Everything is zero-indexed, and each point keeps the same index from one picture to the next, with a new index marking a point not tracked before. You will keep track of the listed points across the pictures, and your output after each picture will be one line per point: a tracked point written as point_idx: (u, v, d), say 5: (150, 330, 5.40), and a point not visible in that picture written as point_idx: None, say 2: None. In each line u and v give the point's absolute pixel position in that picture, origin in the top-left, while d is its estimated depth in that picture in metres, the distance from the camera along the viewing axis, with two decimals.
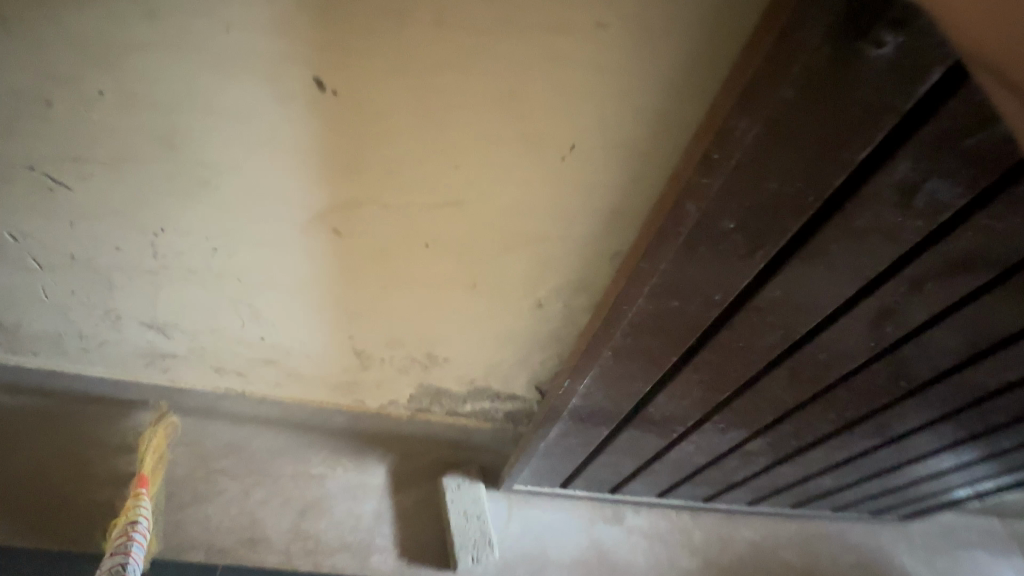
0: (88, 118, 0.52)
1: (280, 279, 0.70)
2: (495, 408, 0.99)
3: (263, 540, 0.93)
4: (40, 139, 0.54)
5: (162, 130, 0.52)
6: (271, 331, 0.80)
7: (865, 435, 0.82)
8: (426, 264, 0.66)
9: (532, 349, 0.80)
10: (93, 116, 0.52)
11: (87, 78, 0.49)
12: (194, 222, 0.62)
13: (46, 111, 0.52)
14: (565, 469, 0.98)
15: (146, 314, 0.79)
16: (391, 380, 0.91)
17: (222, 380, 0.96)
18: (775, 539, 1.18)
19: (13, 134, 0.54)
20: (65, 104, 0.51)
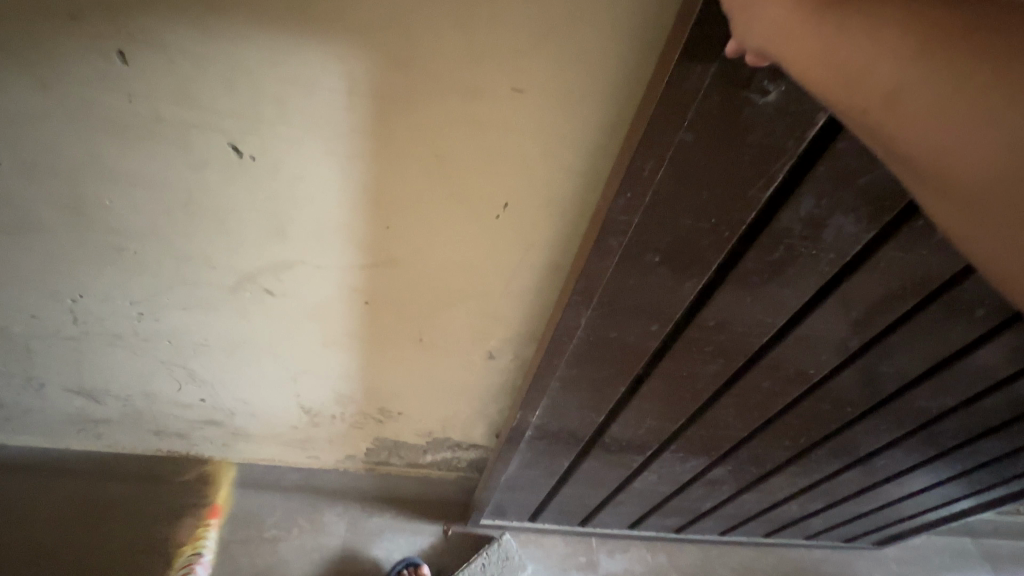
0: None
1: (216, 342, 0.66)
2: (457, 458, 0.95)
3: None
4: None
5: (68, 199, 0.49)
6: (212, 392, 0.76)
7: (824, 462, 0.81)
8: (367, 322, 0.63)
9: (487, 398, 0.77)
10: None
11: None
12: (114, 287, 0.58)
13: None
14: (531, 502, 0.96)
15: (72, 381, 0.73)
16: (344, 435, 0.87)
17: (162, 444, 0.90)
18: (752, 574, 1.15)
19: None
20: None
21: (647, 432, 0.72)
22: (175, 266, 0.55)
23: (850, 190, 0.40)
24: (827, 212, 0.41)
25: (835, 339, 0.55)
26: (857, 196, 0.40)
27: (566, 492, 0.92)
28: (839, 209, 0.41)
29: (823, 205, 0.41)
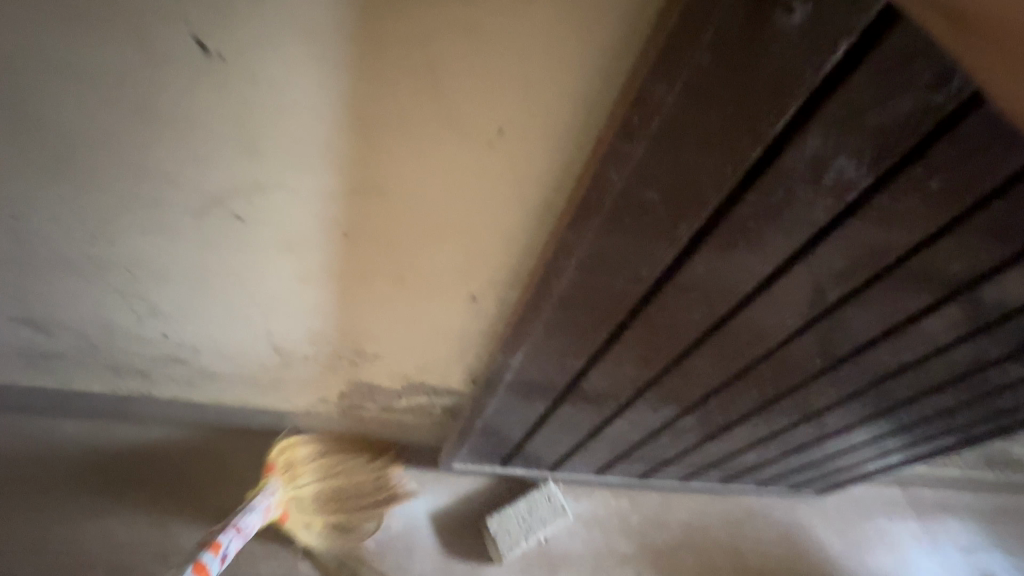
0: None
1: (180, 273, 0.61)
2: (431, 403, 0.94)
3: (177, 552, 0.88)
4: None
5: (4, 95, 0.43)
6: (176, 327, 0.72)
7: (787, 413, 0.85)
8: (343, 256, 0.60)
9: (467, 342, 0.76)
10: None
11: None
12: (63, 205, 0.52)
13: None
14: (504, 447, 0.98)
15: (19, 309, 0.68)
16: (316, 377, 0.85)
17: (121, 381, 0.85)
18: (706, 519, 1.22)
19: None
20: None
21: (624, 380, 0.73)
22: (134, 183, 0.50)
23: (866, 125, 0.39)
24: (837, 149, 0.40)
25: (815, 291, 0.55)
26: (864, 136, 0.39)
27: (538, 439, 0.93)
28: (849, 148, 0.40)
29: (834, 141, 0.40)
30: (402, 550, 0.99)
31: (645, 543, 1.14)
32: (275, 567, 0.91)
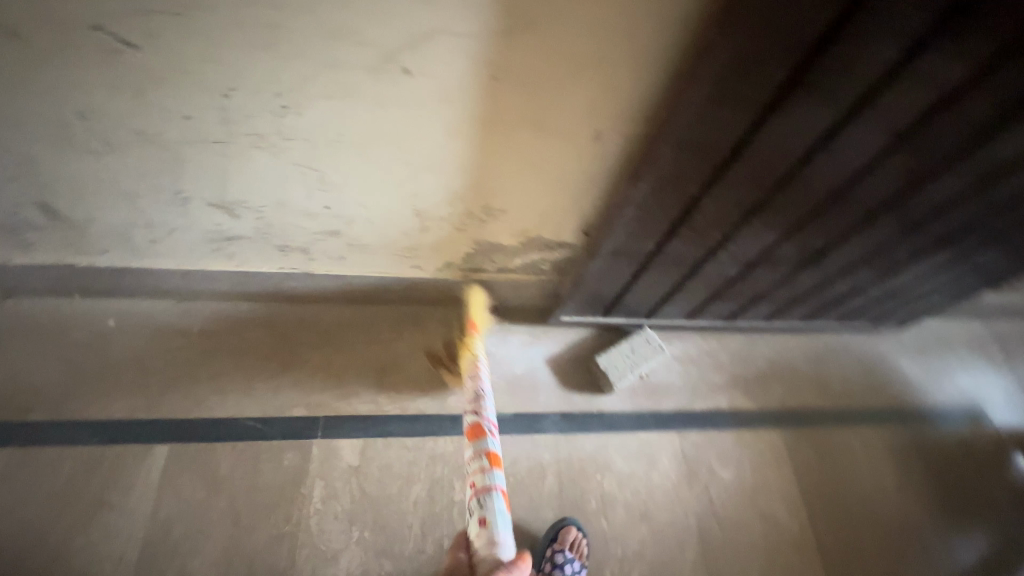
0: None
1: (352, 139, 0.72)
2: (543, 260, 1.06)
3: (353, 394, 1.08)
4: None
5: None
6: (338, 199, 0.84)
7: (887, 231, 0.90)
8: (495, 104, 0.69)
9: (584, 189, 0.86)
10: None
11: None
12: (265, 77, 0.62)
13: None
14: (608, 295, 1.11)
15: (215, 193, 0.81)
16: (449, 239, 0.97)
17: (286, 260, 1.01)
18: (789, 354, 1.34)
19: None
20: None
21: (735, 206, 0.81)
22: (327, 46, 0.59)
23: None
24: None
25: (937, 79, 0.60)
26: None
27: (643, 282, 1.05)
28: None
29: None
30: (529, 387, 1.16)
31: (735, 375, 1.27)
32: (431, 402, 1.11)
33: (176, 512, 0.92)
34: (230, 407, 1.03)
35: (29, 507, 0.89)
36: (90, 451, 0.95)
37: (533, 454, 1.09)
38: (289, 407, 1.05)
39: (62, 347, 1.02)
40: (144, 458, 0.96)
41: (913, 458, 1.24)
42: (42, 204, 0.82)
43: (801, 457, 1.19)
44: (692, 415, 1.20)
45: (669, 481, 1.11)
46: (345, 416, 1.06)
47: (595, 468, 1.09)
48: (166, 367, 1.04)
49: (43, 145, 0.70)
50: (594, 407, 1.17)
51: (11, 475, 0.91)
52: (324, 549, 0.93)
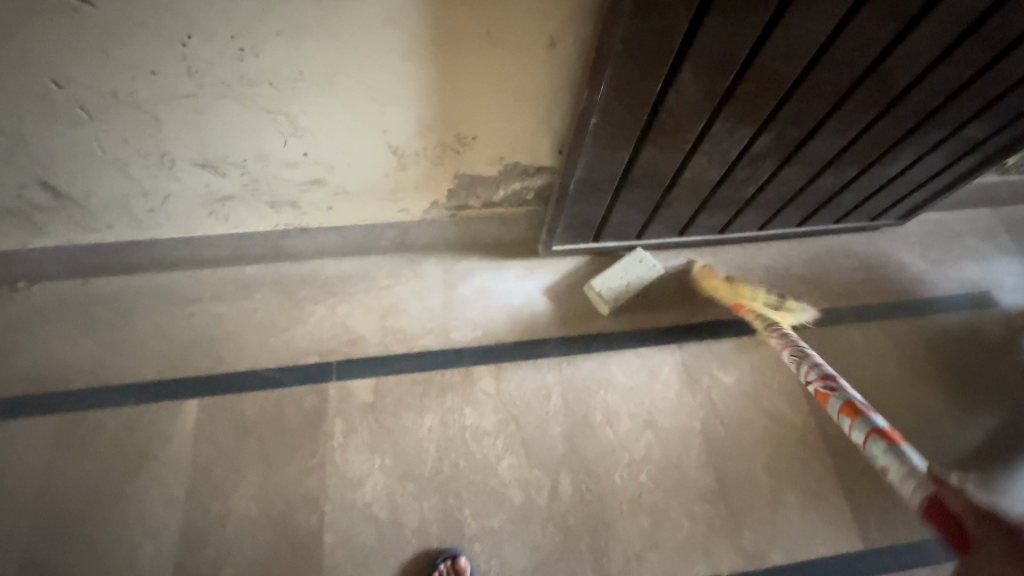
0: None
1: (314, 76, 0.74)
2: (525, 188, 1.08)
3: (361, 339, 1.14)
4: None
5: None
6: (315, 144, 0.87)
7: (863, 108, 0.90)
8: (448, 19, 0.70)
9: (549, 103, 0.87)
10: None
11: None
12: (218, 18, 0.64)
13: None
14: (595, 218, 1.12)
15: (198, 151, 0.85)
16: (429, 176, 1.00)
17: (279, 217, 1.06)
18: (787, 261, 1.34)
19: None
20: None
21: (702, 97, 0.81)
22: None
23: None
24: None
25: None
26: None
27: (625, 198, 1.06)
28: None
29: None
30: (527, 316, 1.20)
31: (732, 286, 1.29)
32: (435, 339, 1.16)
33: (212, 457, 1.01)
34: (248, 362, 1.10)
35: (83, 462, 0.99)
36: (128, 412, 1.03)
37: (538, 377, 1.14)
38: (302, 357, 1.12)
39: (89, 324, 1.10)
40: (177, 413, 1.04)
41: (916, 347, 1.25)
42: (42, 183, 0.87)
43: None
44: (690, 327, 1.22)
45: (671, 391, 1.15)
46: (355, 359, 1.12)
47: (598, 384, 1.14)
48: (186, 331, 1.12)
49: (29, 120, 0.74)
50: (592, 329, 1.20)
51: (62, 437, 1.00)
52: (350, 477, 1.01)
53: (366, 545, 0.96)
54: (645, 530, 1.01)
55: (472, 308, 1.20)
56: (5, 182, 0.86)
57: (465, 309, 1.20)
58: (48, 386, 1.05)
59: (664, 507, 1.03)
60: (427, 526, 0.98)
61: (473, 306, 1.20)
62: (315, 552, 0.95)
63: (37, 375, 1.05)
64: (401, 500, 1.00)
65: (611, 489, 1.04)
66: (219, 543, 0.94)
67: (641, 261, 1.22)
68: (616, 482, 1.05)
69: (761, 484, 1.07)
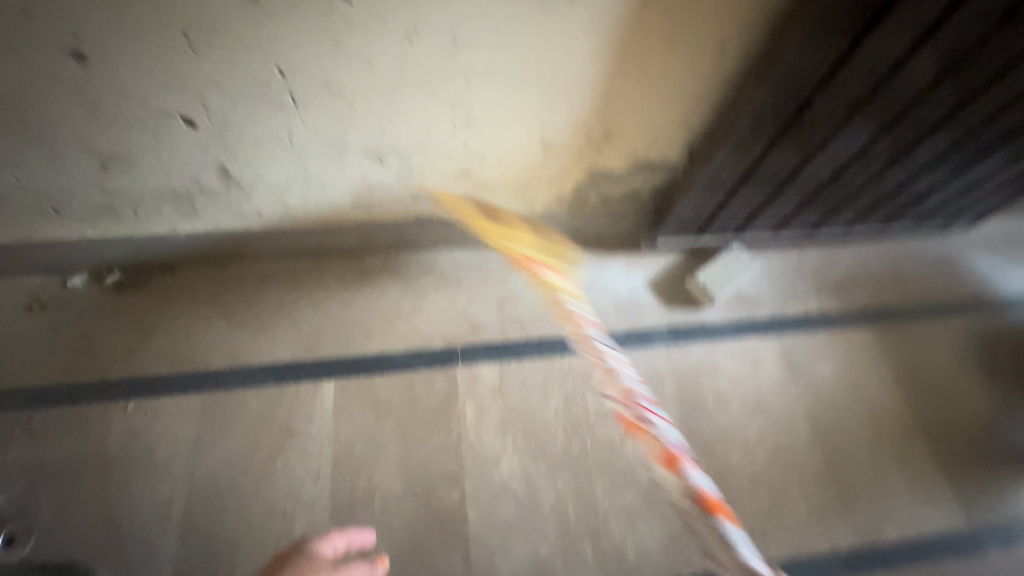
0: None
1: (507, 71, 0.81)
2: (643, 185, 1.16)
3: (481, 325, 1.19)
4: None
5: None
6: (478, 137, 0.93)
7: (972, 119, 0.97)
8: (642, 21, 0.78)
9: (697, 103, 0.96)
10: None
11: None
12: (447, 15, 0.71)
13: None
14: (705, 214, 1.19)
15: (372, 140, 0.91)
16: (566, 170, 1.07)
17: (415, 207, 1.11)
18: (868, 260, 1.41)
19: None
20: None
21: (842, 101, 0.89)
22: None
23: None
24: None
25: None
26: None
27: (739, 195, 1.12)
28: None
29: None
30: (635, 306, 1.26)
31: (820, 281, 1.36)
32: (552, 327, 1.21)
33: (353, 434, 1.05)
34: (376, 347, 1.14)
35: (230, 439, 1.02)
36: (269, 391, 1.07)
37: (649, 363, 1.19)
38: (428, 342, 1.16)
39: (223, 307, 1.14)
40: (316, 393, 1.08)
41: (995, 343, 1.33)
42: (220, 168, 0.92)
43: (891, 349, 1.28)
44: (786, 319, 1.29)
45: (775, 378, 1.21)
46: (478, 344, 1.17)
47: (706, 371, 1.20)
48: (314, 316, 1.16)
49: (242, 106, 0.80)
50: (696, 320, 1.26)
51: (208, 415, 1.04)
52: (487, 455, 1.05)
53: (508, 520, 1.00)
54: (766, 508, 1.06)
55: (582, 298, 1.25)
56: (187, 166, 0.91)
57: (575, 299, 1.25)
58: (189, 366, 1.08)
59: (781, 486, 1.09)
60: (563, 503, 1.02)
61: (583, 297, 1.26)
62: (461, 526, 0.99)
63: (176, 355, 1.09)
64: (536, 478, 1.04)
65: (730, 469, 1.09)
66: (370, 517, 0.98)
67: (739, 258, 1.28)
68: (734, 463, 1.10)
69: (868, 466, 1.13)
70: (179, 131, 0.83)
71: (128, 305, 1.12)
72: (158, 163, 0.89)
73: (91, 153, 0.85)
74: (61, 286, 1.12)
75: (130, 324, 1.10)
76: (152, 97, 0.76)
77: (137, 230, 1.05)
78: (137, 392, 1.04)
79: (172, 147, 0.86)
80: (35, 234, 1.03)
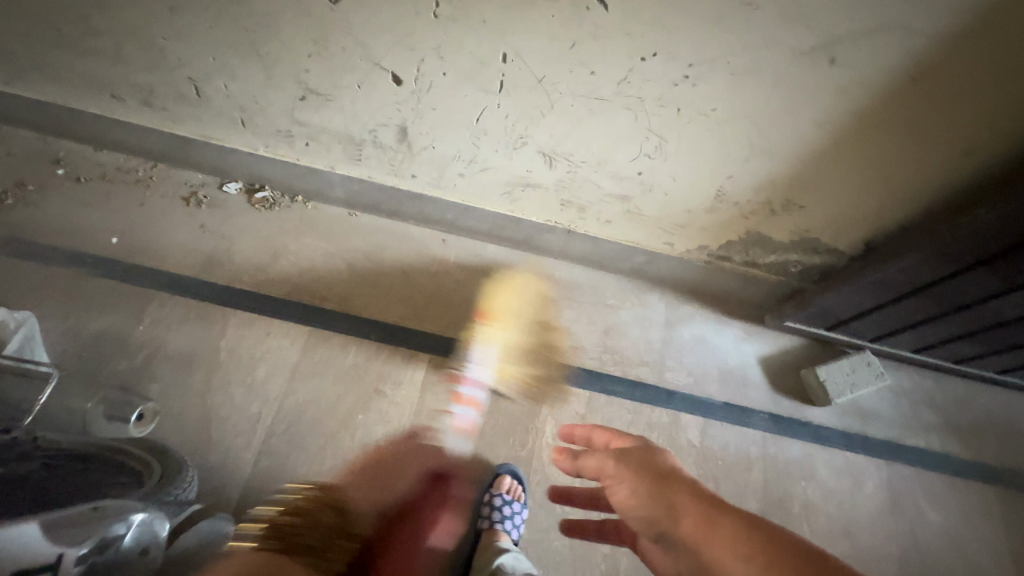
0: None
1: (721, 116, 0.77)
2: (796, 262, 1.08)
3: (581, 348, 1.16)
4: None
5: None
6: (656, 168, 0.90)
7: None
8: (888, 102, 0.71)
9: (901, 200, 0.88)
10: None
11: None
12: (692, 46, 0.68)
13: None
14: (852, 312, 1.09)
15: (551, 141, 0.89)
16: (726, 224, 1.01)
17: (557, 214, 1.10)
18: (1012, 412, 1.25)
19: None
20: None
21: None
22: (781, 23, 0.64)
23: None
24: None
25: None
26: None
27: (902, 305, 1.01)
28: None
29: None
30: (740, 380, 1.18)
31: (951, 418, 1.22)
32: (649, 372, 1.16)
33: (434, 414, 1.05)
34: (472, 337, 1.14)
35: (325, 378, 1.05)
36: (369, 344, 1.09)
37: (740, 443, 1.12)
38: (525, 348, 1.15)
39: (348, 252, 1.18)
40: (410, 362, 1.09)
41: None
42: (400, 127, 0.94)
43: (1014, 520, 1.13)
44: (902, 447, 1.17)
45: (873, 506, 1.10)
46: (573, 366, 1.14)
47: (799, 473, 1.11)
48: (428, 288, 1.17)
49: (450, 77, 0.81)
50: (802, 415, 1.17)
51: (310, 349, 1.07)
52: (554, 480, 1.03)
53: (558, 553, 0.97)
54: None
55: (688, 353, 1.19)
56: (373, 117, 0.93)
57: (681, 352, 1.19)
58: (306, 297, 1.13)
59: None
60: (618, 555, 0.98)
61: (689, 353, 1.19)
62: None
63: (297, 283, 1.14)
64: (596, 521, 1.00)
65: None
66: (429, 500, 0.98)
67: (870, 365, 1.16)
68: None
69: None
70: (383, 84, 0.86)
71: (270, 224, 1.18)
72: (349, 108, 0.93)
73: (298, 83, 0.90)
74: (217, 188, 1.19)
75: (266, 243, 1.16)
76: (377, 48, 0.79)
77: (302, 160, 1.11)
78: (256, 308, 1.10)
79: (370, 96, 0.89)
80: (216, 137, 1.10)
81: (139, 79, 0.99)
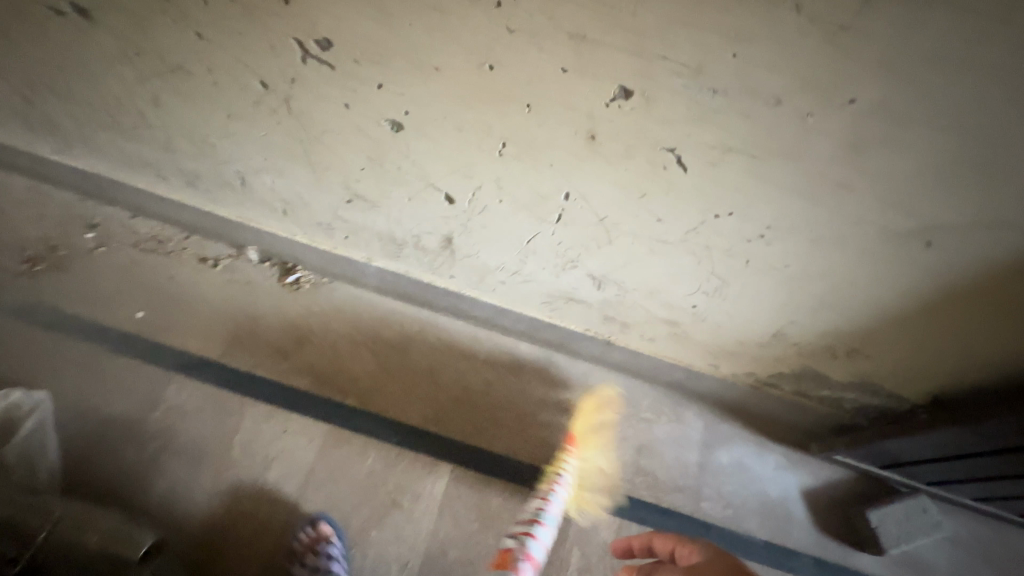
0: (794, 123, 0.54)
1: (793, 271, 0.72)
2: (851, 399, 1.01)
3: (612, 466, 1.09)
4: (716, 131, 0.57)
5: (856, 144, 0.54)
6: (712, 305, 0.85)
7: None
8: (980, 282, 0.66)
9: (976, 362, 0.81)
10: (801, 128, 0.54)
11: (845, 87, 0.50)
12: (773, 211, 0.64)
13: (760, 110, 0.54)
14: (910, 458, 1.01)
15: (602, 268, 0.85)
16: (780, 358, 0.95)
17: (598, 326, 1.05)
18: None
19: (691, 124, 0.57)
20: (787, 110, 0.53)
21: None
22: (874, 203, 0.60)
23: None
24: None
25: None
26: None
27: (969, 462, 0.93)
28: None
29: None
30: (782, 516, 1.09)
31: None
32: (683, 499, 1.08)
33: (452, 535, 0.98)
34: (498, 446, 1.07)
35: (339, 485, 0.99)
36: (388, 449, 1.03)
37: None
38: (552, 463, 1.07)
39: (375, 342, 1.13)
40: (430, 472, 1.02)
41: None
42: (446, 236, 0.91)
43: None
44: None
45: None
46: (602, 487, 1.06)
47: None
48: (455, 388, 1.11)
49: (506, 205, 0.77)
50: (848, 562, 1.07)
51: (327, 451, 1.01)
52: None
53: None
54: None
55: (726, 480, 1.11)
56: (419, 225, 0.90)
57: (718, 478, 1.11)
58: (327, 390, 1.07)
59: None
60: None
61: (728, 480, 1.11)
62: None
63: (320, 374, 1.09)
64: None
65: None
66: None
67: (928, 510, 1.04)
68: None
69: None
70: (435, 201, 0.82)
71: (298, 307, 1.14)
72: (396, 215, 0.90)
73: (347, 188, 0.87)
74: (251, 262, 1.16)
75: (292, 327, 1.12)
76: (435, 172, 0.76)
77: (339, 249, 1.08)
78: (275, 400, 1.05)
79: (419, 208, 0.86)
80: (254, 220, 1.08)
81: (186, 165, 0.98)
